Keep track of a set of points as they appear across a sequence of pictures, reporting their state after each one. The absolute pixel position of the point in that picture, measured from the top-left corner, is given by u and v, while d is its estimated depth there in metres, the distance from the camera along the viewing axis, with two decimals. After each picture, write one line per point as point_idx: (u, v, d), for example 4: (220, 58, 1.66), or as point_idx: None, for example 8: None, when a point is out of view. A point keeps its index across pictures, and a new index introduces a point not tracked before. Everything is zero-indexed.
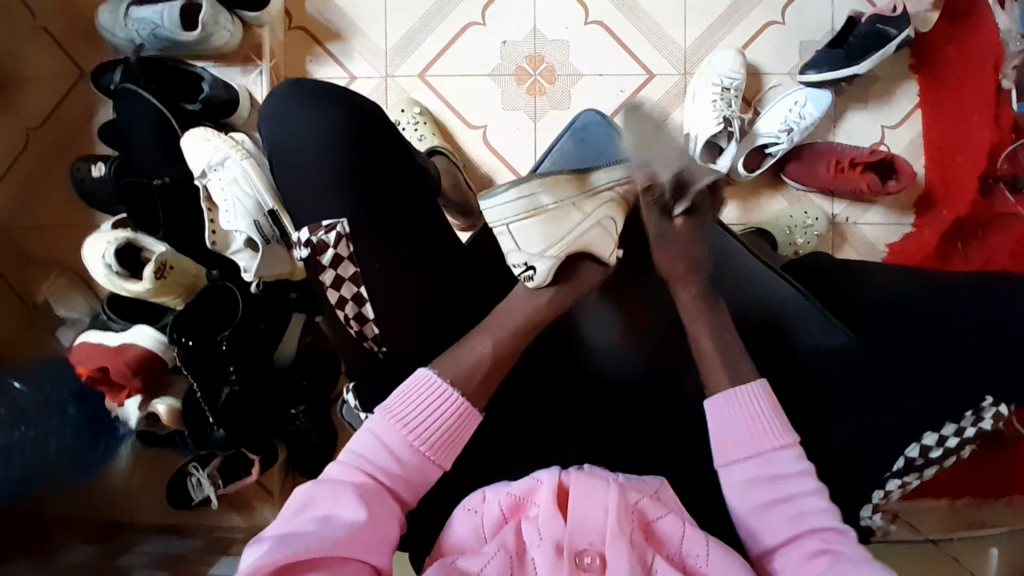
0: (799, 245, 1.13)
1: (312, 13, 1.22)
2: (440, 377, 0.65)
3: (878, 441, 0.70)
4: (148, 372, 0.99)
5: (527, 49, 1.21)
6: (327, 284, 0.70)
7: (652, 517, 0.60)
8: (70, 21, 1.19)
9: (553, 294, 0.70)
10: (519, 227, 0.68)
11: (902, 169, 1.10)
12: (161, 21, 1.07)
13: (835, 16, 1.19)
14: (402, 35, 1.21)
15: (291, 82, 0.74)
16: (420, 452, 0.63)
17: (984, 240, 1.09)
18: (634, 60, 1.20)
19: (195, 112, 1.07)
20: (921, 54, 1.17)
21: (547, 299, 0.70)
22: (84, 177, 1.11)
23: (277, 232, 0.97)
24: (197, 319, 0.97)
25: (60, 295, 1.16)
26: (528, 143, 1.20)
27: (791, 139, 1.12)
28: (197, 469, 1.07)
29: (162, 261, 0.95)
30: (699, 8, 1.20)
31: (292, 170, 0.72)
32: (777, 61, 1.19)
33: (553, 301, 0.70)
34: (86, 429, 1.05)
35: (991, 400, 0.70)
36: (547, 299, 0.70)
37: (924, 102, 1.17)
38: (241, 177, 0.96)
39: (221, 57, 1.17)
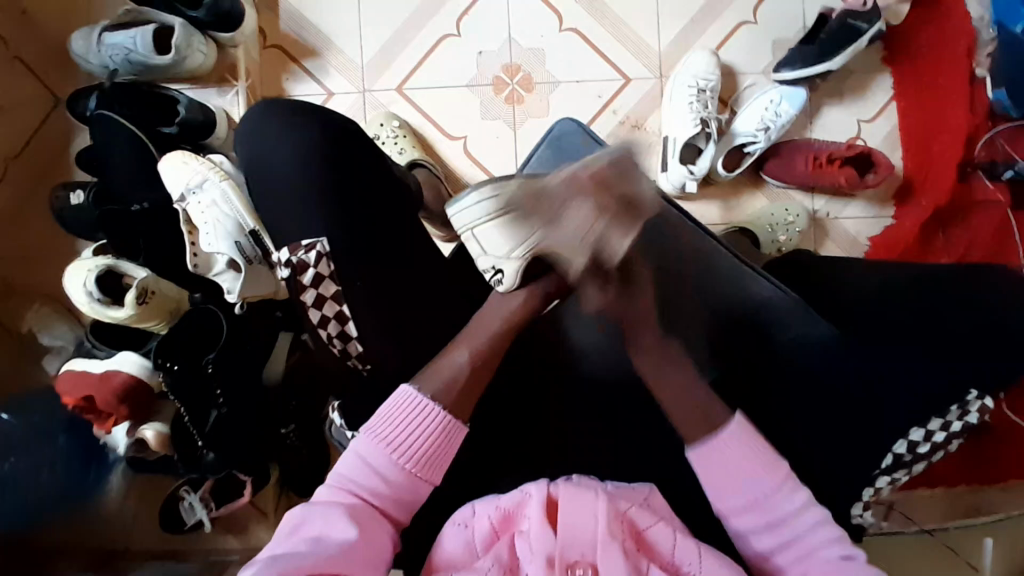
0: (782, 242, 1.13)
1: (286, 31, 1.22)
2: (422, 392, 0.64)
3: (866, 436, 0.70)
4: (135, 401, 0.98)
5: (503, 58, 1.21)
6: (308, 304, 0.70)
7: (642, 525, 0.60)
8: (44, 50, 1.18)
9: (527, 296, 0.71)
10: (486, 229, 0.70)
11: (879, 161, 1.12)
12: (134, 47, 1.07)
13: (806, 12, 1.20)
14: (377, 49, 1.22)
15: (264, 103, 0.74)
16: (407, 470, 0.62)
17: (965, 227, 1.11)
18: (610, 65, 1.21)
19: (172, 135, 1.07)
20: (893, 47, 1.18)
21: (519, 306, 0.71)
22: (63, 206, 1.10)
23: (259, 253, 0.97)
24: (181, 344, 0.97)
25: (41, 325, 1.14)
26: (509, 151, 1.20)
27: (768, 137, 1.13)
28: (188, 493, 1.06)
29: (145, 285, 0.94)
30: (672, 11, 1.21)
31: (271, 193, 0.72)
32: (752, 60, 1.20)
33: (528, 304, 0.71)
34: (76, 460, 1.04)
35: (976, 392, 0.70)
36: (518, 305, 0.71)
37: (899, 93, 1.18)
38: (220, 199, 0.96)
39: (196, 80, 1.17)
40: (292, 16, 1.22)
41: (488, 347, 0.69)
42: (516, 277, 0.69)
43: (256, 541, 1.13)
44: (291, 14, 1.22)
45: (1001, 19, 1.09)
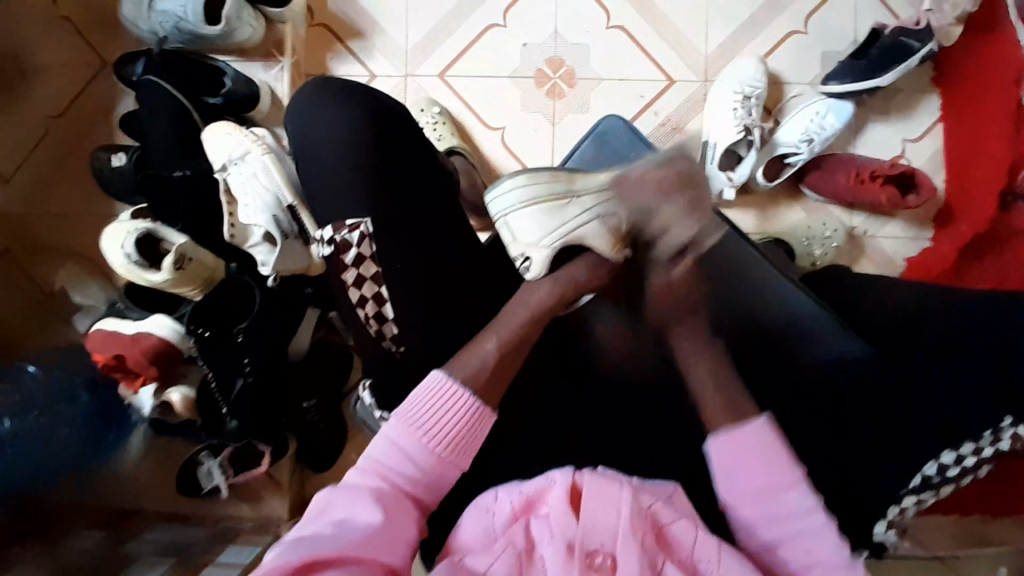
0: (817, 256, 1.13)
1: (334, 10, 1.22)
2: (453, 378, 0.65)
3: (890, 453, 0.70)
4: (164, 363, 1.00)
5: (547, 52, 1.21)
6: (348, 282, 0.71)
7: (664, 522, 0.60)
8: (95, 13, 1.20)
9: (556, 281, 0.73)
10: (520, 215, 0.76)
11: (921, 182, 1.10)
12: (185, 14, 1.08)
13: (858, 26, 1.18)
14: (422, 35, 1.22)
15: (315, 82, 0.75)
16: (437, 455, 0.63)
17: (1001, 256, 1.10)
18: (654, 66, 1.20)
19: (216, 106, 1.09)
20: (942, 67, 1.16)
21: (554, 297, 0.71)
22: (103, 167, 1.12)
23: (295, 228, 0.98)
24: (213, 312, 0.98)
25: (75, 283, 1.18)
26: (545, 145, 1.20)
27: (811, 149, 1.11)
28: (207, 457, 1.08)
29: (182, 251, 0.95)
30: (721, 16, 1.20)
31: (315, 165, 0.73)
32: (799, 70, 1.19)
33: (557, 296, 0.72)
34: (99, 419, 1.03)
35: (1010, 419, 0.68)
36: (553, 297, 0.71)
37: (946, 116, 1.16)
38: (261, 172, 0.97)
39: (243, 53, 1.18)
40: None
41: (520, 332, 0.69)
42: (545, 263, 0.73)
43: (269, 509, 1.15)
44: None
45: None
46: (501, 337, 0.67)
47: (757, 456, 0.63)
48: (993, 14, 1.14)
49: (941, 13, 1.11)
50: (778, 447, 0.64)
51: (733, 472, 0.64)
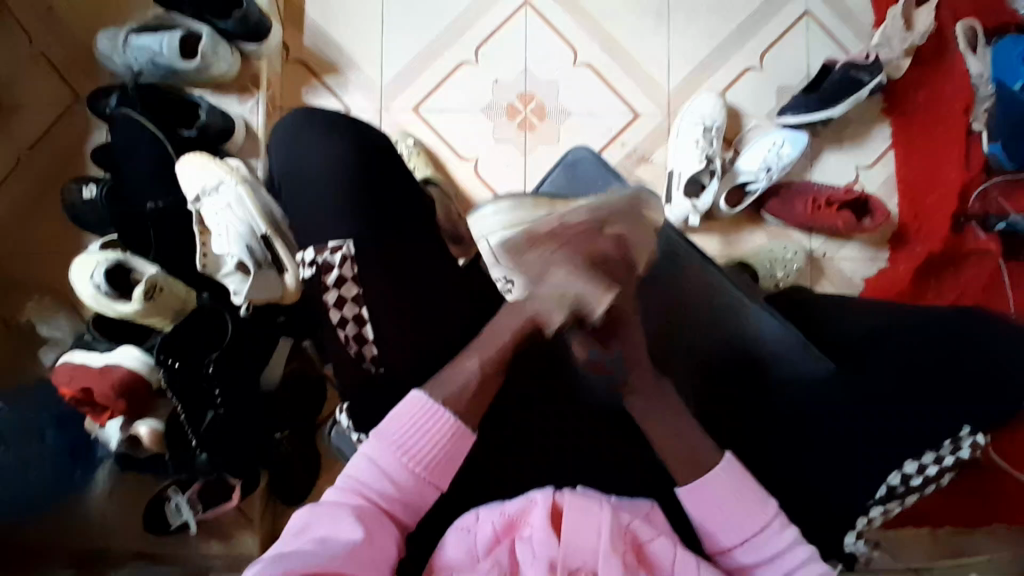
0: (780, 278, 1.17)
1: (309, 46, 1.25)
2: (432, 398, 0.66)
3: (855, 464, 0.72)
4: (133, 396, 0.97)
5: (518, 87, 1.25)
6: (329, 303, 0.71)
7: (643, 538, 0.61)
8: (69, 48, 1.21)
9: (533, 311, 0.71)
10: (501, 239, 0.73)
11: (875, 208, 1.16)
12: (161, 50, 1.10)
13: (810, 63, 1.26)
14: (397, 71, 1.25)
15: (310, 107, 0.78)
16: (418, 474, 0.64)
17: (954, 277, 1.16)
18: (620, 100, 1.25)
19: (191, 138, 1.09)
20: (892, 98, 1.24)
21: (527, 318, 0.71)
22: (74, 199, 1.11)
23: (269, 257, 0.98)
24: (188, 343, 0.97)
25: (42, 317, 1.14)
26: (518, 176, 1.24)
27: (770, 177, 1.17)
28: (176, 493, 1.05)
29: (153, 282, 0.95)
30: (682, 53, 1.26)
31: (300, 185, 0.74)
32: (757, 103, 1.25)
33: (533, 318, 0.71)
34: (65, 458, 1.01)
35: (968, 428, 0.72)
36: (526, 317, 0.71)
37: (897, 143, 1.24)
38: (235, 202, 0.97)
39: (219, 87, 1.19)
40: (316, 34, 1.26)
41: (500, 353, 0.70)
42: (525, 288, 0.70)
43: (240, 548, 1.11)
44: (316, 30, 1.26)
45: (1001, 78, 1.13)
46: (483, 358, 0.69)
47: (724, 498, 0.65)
48: (943, 45, 1.21)
49: (890, 47, 1.19)
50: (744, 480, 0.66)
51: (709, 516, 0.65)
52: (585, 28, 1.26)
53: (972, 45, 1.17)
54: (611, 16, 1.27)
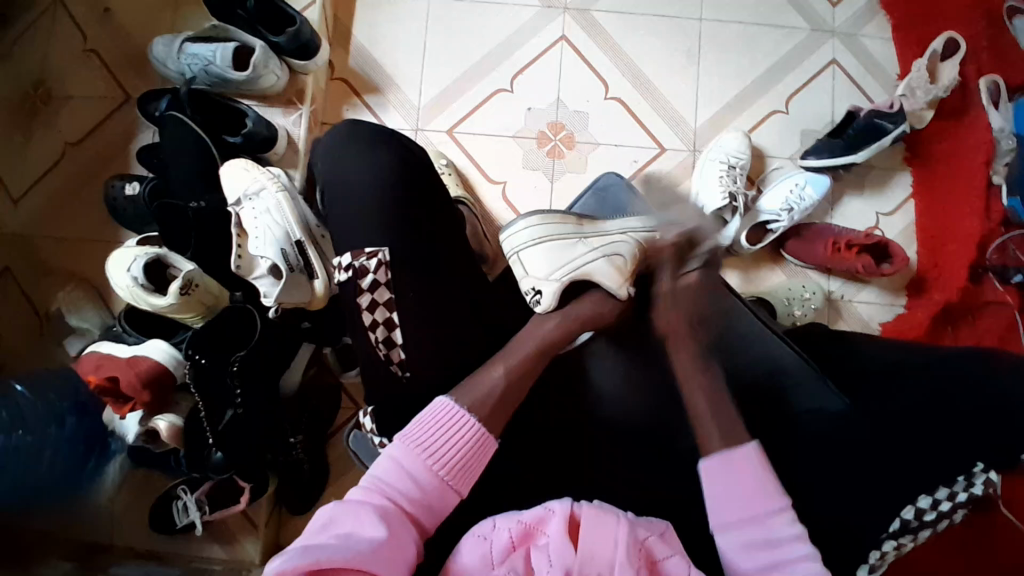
0: (797, 316, 1.19)
1: (353, 66, 1.31)
2: (457, 403, 0.68)
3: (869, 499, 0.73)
4: (157, 388, 0.99)
5: (550, 116, 1.30)
6: (361, 306, 0.73)
7: (659, 556, 0.62)
8: (124, 52, 1.27)
9: (562, 317, 0.77)
10: (531, 252, 0.84)
11: (896, 254, 1.18)
12: (214, 59, 1.15)
13: (834, 109, 1.30)
14: (435, 94, 1.31)
15: (348, 124, 0.83)
16: (440, 477, 0.65)
17: (972, 325, 1.18)
18: (648, 134, 1.29)
19: (235, 145, 1.14)
20: (915, 147, 1.27)
21: (557, 324, 0.76)
22: (116, 195, 1.16)
23: (302, 263, 1.03)
24: (213, 341, 0.99)
25: (71, 306, 1.17)
26: (544, 201, 1.27)
27: (791, 218, 1.20)
28: (185, 493, 1.06)
29: (190, 278, 0.98)
30: (711, 93, 1.31)
31: (345, 190, 0.78)
32: (781, 145, 1.29)
33: (562, 327, 0.76)
34: (80, 444, 1.02)
35: (981, 466, 0.73)
36: (556, 324, 0.76)
37: (918, 192, 1.26)
38: (274, 207, 1.01)
39: (264, 99, 1.24)
40: (360, 55, 1.31)
41: (524, 364, 0.72)
42: (554, 295, 0.79)
43: (244, 551, 1.11)
44: (361, 51, 1.32)
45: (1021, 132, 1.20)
46: (508, 369, 0.70)
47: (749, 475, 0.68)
48: (967, 97, 1.25)
49: (914, 98, 1.23)
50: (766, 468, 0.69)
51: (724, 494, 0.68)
52: (617, 65, 1.31)
53: (995, 99, 1.23)
54: (644, 55, 1.32)
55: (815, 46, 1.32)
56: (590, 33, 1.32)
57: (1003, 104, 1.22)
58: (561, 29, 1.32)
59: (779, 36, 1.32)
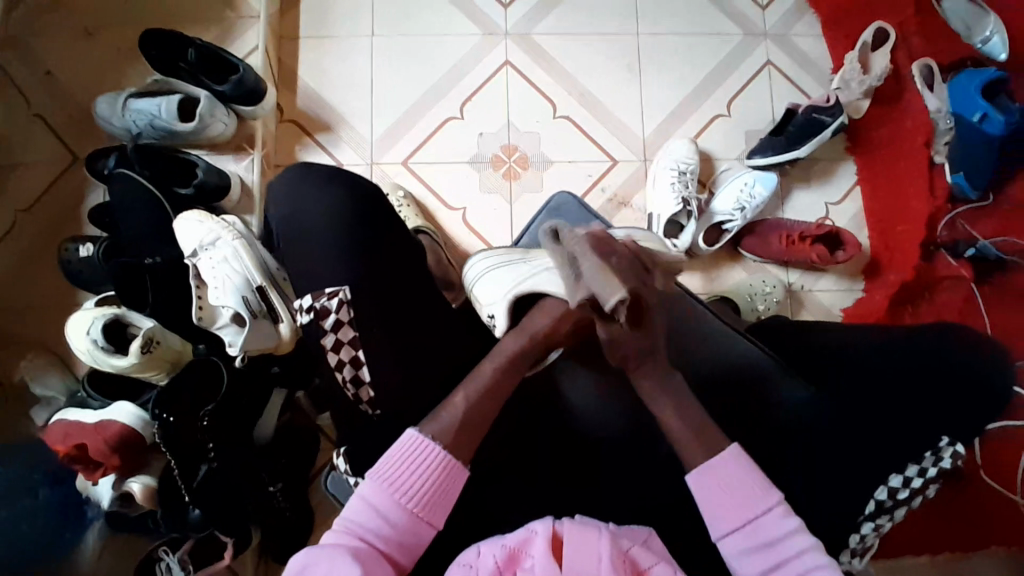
0: (761, 310, 1.22)
1: (302, 107, 1.32)
2: (423, 435, 0.68)
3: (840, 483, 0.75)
4: (127, 450, 0.96)
5: (502, 139, 1.32)
6: (326, 347, 0.73)
7: (644, 565, 0.62)
8: (69, 114, 1.26)
9: (520, 331, 0.75)
10: (482, 281, 0.84)
11: (846, 240, 1.22)
12: (159, 113, 1.15)
13: (775, 107, 1.34)
14: (386, 128, 1.32)
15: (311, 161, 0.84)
16: (409, 509, 0.65)
17: (930, 301, 1.22)
18: (598, 147, 1.32)
19: (187, 196, 1.13)
20: (854, 137, 1.33)
21: (516, 337, 0.74)
22: (71, 258, 1.14)
23: (265, 308, 1.01)
24: (178, 394, 0.96)
25: (37, 374, 1.13)
26: (504, 223, 1.29)
27: (744, 216, 1.23)
28: (167, 554, 1.02)
29: (150, 335, 0.96)
30: (655, 102, 1.34)
31: (302, 235, 0.78)
32: (727, 147, 1.33)
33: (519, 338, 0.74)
34: (55, 516, 1.02)
35: (947, 438, 0.77)
36: (515, 337, 0.75)
37: (862, 179, 1.31)
38: (232, 256, 1.01)
39: (214, 147, 1.24)
40: (309, 95, 1.32)
41: (492, 390, 0.72)
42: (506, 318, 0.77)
43: None
44: (309, 92, 1.33)
45: (958, 110, 1.22)
46: (469, 393, 0.70)
47: (739, 475, 0.69)
48: (901, 85, 1.30)
49: (849, 89, 1.28)
50: (753, 465, 0.70)
51: (713, 504, 0.68)
52: (562, 84, 1.34)
53: (929, 82, 1.26)
54: (587, 72, 1.35)
55: (750, 49, 1.36)
56: (533, 57, 1.35)
57: (937, 86, 1.25)
58: (504, 54, 1.35)
59: (715, 42, 1.37)
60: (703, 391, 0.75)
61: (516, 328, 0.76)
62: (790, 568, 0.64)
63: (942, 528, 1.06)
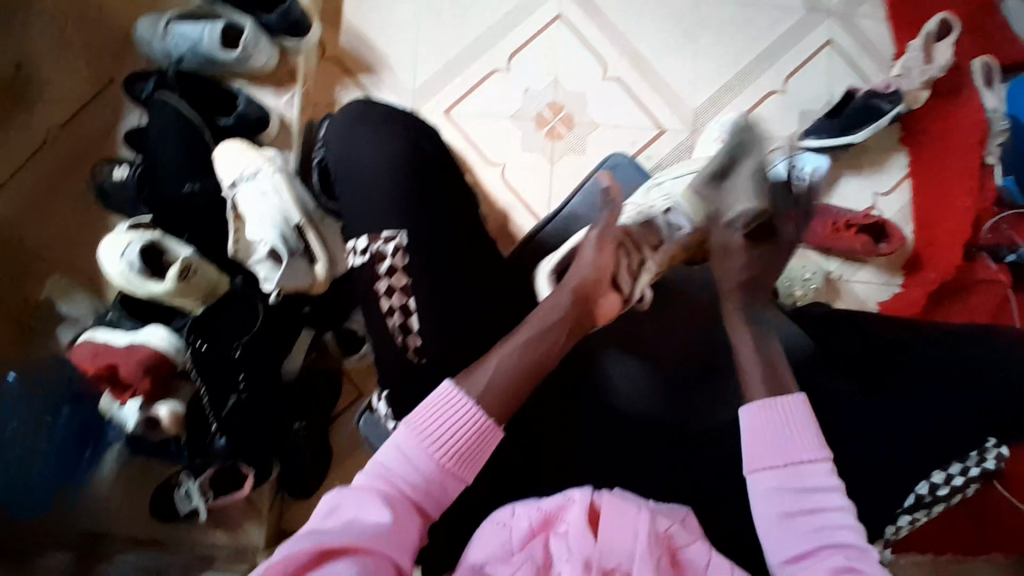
0: (797, 296, 1.19)
1: (345, 44, 1.28)
2: (460, 390, 0.67)
3: (866, 469, 0.76)
4: (158, 376, 0.96)
5: (547, 97, 1.28)
6: (380, 292, 0.74)
7: (679, 543, 0.63)
8: (107, 30, 1.22)
9: (560, 292, 0.76)
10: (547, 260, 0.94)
11: (891, 233, 1.20)
12: (201, 39, 1.12)
13: (832, 89, 1.30)
14: (430, 74, 1.28)
15: (367, 103, 0.84)
16: (441, 463, 0.64)
17: (965, 303, 1.19)
18: (645, 114, 1.28)
19: (228, 126, 1.11)
20: (909, 129, 1.28)
21: (565, 302, 0.74)
22: (106, 180, 1.12)
23: (302, 247, 1.00)
24: (212, 325, 0.98)
25: (63, 292, 1.13)
26: (544, 184, 1.26)
27: (793, 198, 1.19)
28: (188, 479, 1.04)
29: (188, 262, 0.93)
30: (708, 73, 1.30)
31: (360, 175, 0.79)
32: (780, 124, 1.28)
33: (562, 299, 0.75)
34: (75, 437, 1.00)
35: (994, 442, 0.79)
36: (565, 302, 0.74)
37: (913, 173, 1.27)
38: (271, 190, 0.99)
39: (255, 79, 1.21)
40: (353, 32, 1.28)
41: (533, 349, 0.71)
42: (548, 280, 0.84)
43: (242, 543, 1.08)
44: (353, 29, 1.28)
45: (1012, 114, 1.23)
46: (506, 356, 0.69)
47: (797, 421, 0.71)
48: (962, 80, 1.25)
49: (908, 79, 1.23)
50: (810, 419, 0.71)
51: (763, 445, 0.70)
52: (615, 44, 1.30)
53: (988, 80, 1.24)
54: (642, 34, 1.30)
55: (812, 26, 1.31)
56: (587, 12, 1.30)
57: (996, 84, 1.24)
58: (557, 7, 1.30)
59: (778, 15, 1.31)
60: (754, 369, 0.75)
61: (560, 285, 0.77)
62: (812, 528, 0.66)
63: (959, 530, 1.06)
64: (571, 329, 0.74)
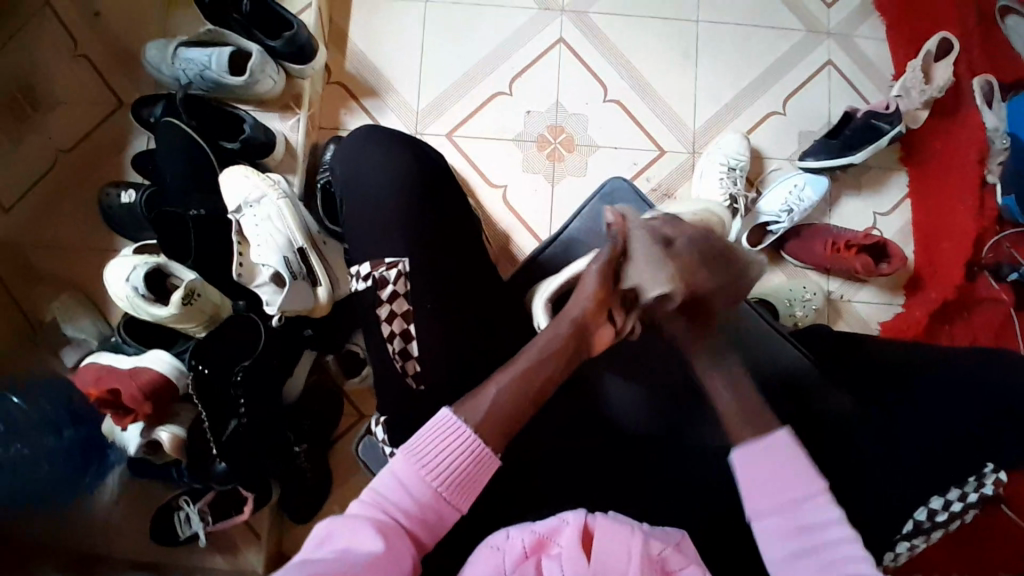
0: (798, 317, 1.20)
1: (350, 69, 1.30)
2: (459, 418, 0.66)
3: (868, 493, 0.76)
4: (158, 399, 0.97)
5: (548, 119, 1.30)
6: (380, 317, 0.74)
7: (674, 567, 0.62)
8: (116, 56, 1.25)
9: (560, 324, 0.75)
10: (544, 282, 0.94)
11: (893, 253, 1.18)
12: (210, 64, 1.13)
13: (831, 110, 1.31)
14: (433, 98, 1.30)
15: (375, 128, 0.86)
16: (436, 490, 0.64)
17: (967, 321, 1.20)
18: (645, 135, 1.29)
19: (233, 151, 1.12)
20: (909, 147, 1.28)
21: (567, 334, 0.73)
22: (112, 203, 1.14)
23: (304, 270, 1.02)
24: (216, 351, 0.98)
25: (67, 314, 1.14)
26: (545, 205, 1.27)
27: (791, 219, 1.21)
28: (187, 504, 1.04)
29: (191, 287, 0.96)
30: (707, 94, 1.31)
31: (365, 202, 0.81)
32: (779, 146, 1.30)
33: (564, 330, 0.74)
34: (77, 456, 1.01)
35: (992, 467, 0.78)
36: (566, 334, 0.73)
37: (913, 192, 1.27)
38: (275, 215, 1.01)
39: (261, 104, 1.22)
40: (357, 58, 1.30)
41: (529, 373, 0.70)
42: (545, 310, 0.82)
43: (241, 563, 1.09)
44: (358, 54, 1.31)
45: (1014, 132, 1.23)
46: (505, 381, 0.68)
47: (779, 453, 0.69)
48: (961, 96, 1.26)
49: (909, 98, 1.25)
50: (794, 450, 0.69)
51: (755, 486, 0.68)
52: (615, 66, 1.31)
53: (988, 99, 1.25)
54: (642, 56, 1.32)
55: (811, 47, 1.33)
56: (588, 35, 1.32)
57: (996, 104, 1.25)
58: (558, 31, 1.32)
59: (776, 36, 1.33)
60: (751, 393, 0.75)
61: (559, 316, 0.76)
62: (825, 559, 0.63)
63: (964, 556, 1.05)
64: (573, 356, 0.73)
